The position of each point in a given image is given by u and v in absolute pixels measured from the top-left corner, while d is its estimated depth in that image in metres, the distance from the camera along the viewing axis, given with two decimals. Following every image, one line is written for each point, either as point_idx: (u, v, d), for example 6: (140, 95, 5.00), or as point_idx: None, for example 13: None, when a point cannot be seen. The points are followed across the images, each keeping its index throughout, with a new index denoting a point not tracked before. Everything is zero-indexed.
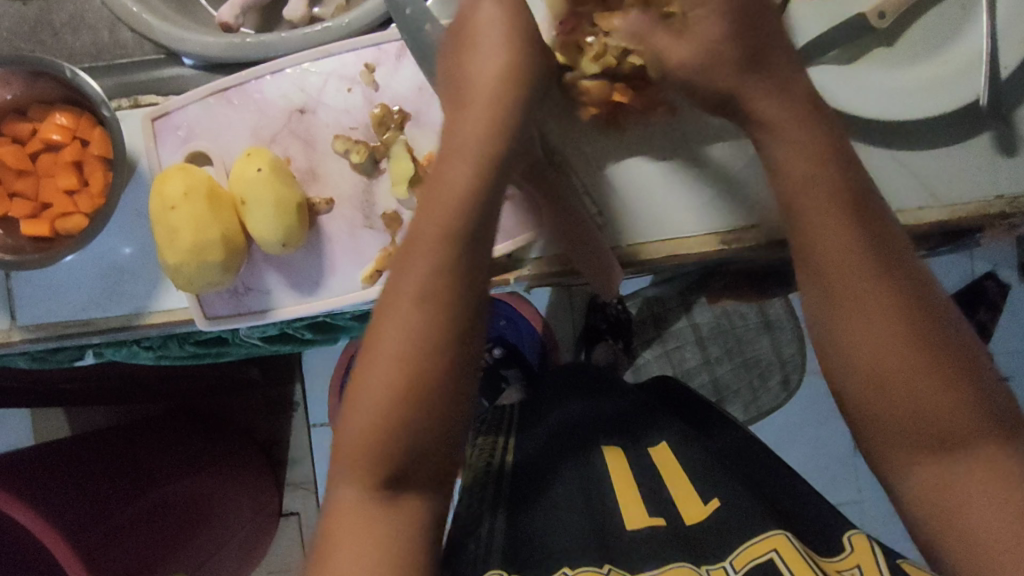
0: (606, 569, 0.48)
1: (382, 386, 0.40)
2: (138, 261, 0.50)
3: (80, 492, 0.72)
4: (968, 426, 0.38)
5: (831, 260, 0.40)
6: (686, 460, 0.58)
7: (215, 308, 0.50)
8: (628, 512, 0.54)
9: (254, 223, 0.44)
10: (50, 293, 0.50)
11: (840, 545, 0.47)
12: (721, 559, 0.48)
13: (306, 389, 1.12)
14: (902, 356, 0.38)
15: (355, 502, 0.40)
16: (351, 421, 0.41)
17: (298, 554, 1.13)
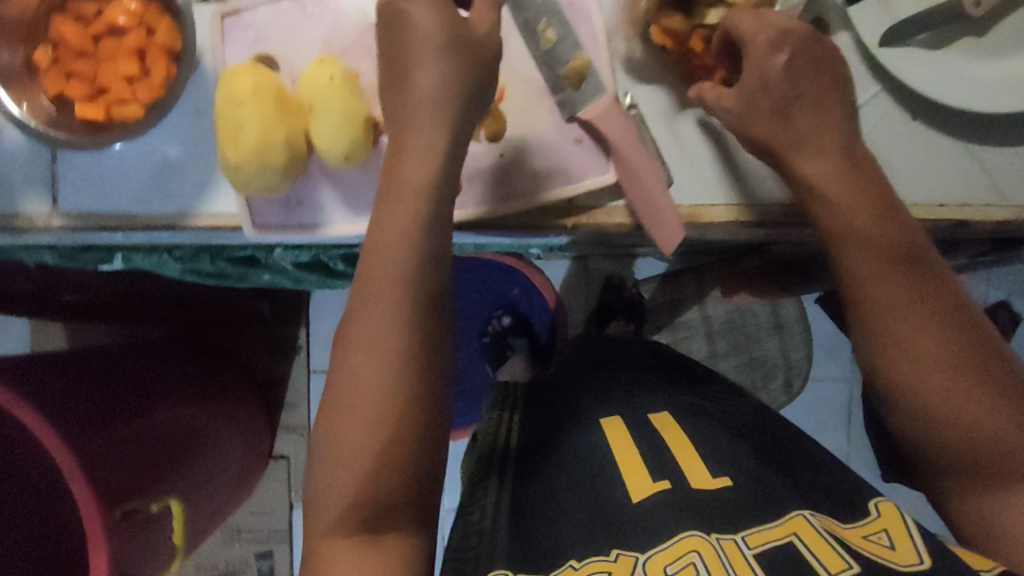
0: (613, 557, 0.47)
1: (366, 346, 0.39)
2: (191, 157, 0.45)
3: (81, 403, 0.70)
4: None
5: (898, 316, 0.41)
6: (690, 430, 0.57)
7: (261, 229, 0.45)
8: (634, 480, 0.53)
9: (318, 134, 0.38)
10: (93, 183, 0.45)
11: (866, 510, 0.48)
12: (734, 532, 0.46)
13: (312, 332, 1.12)
14: (970, 402, 0.40)
15: (372, 452, 0.39)
16: (344, 374, 0.39)
17: (283, 497, 1.12)
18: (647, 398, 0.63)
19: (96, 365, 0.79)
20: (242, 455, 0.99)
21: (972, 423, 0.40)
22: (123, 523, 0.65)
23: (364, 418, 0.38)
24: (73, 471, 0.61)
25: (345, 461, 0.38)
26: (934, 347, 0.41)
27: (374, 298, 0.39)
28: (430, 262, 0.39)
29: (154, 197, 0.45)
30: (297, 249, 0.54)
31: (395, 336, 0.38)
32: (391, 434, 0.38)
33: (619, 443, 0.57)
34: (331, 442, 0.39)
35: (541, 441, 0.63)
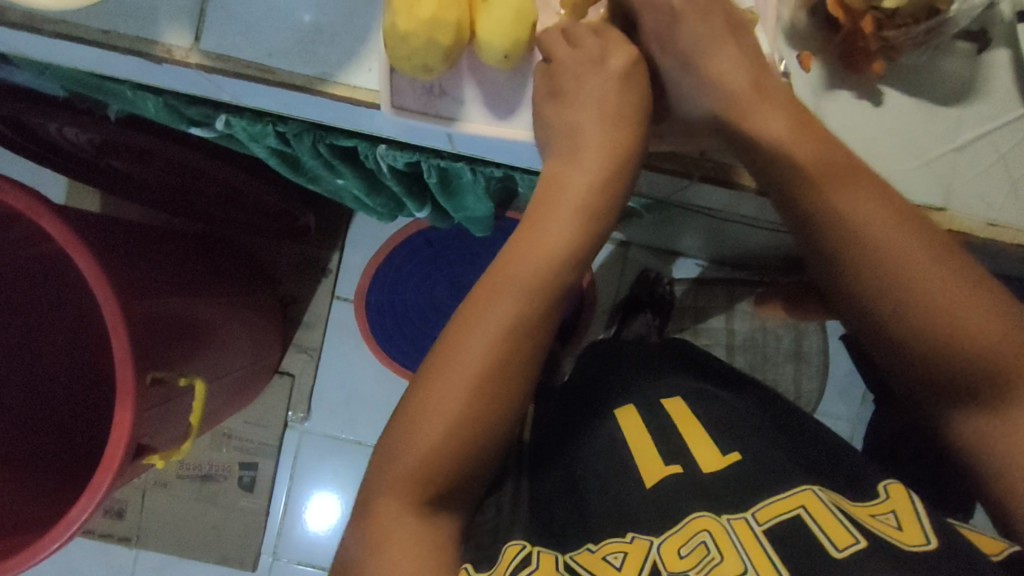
0: (629, 538, 0.47)
1: (500, 318, 0.41)
2: (345, 21, 0.41)
3: (125, 263, 0.68)
4: None
5: (872, 240, 0.40)
6: (700, 415, 0.57)
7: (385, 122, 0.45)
8: (646, 466, 0.54)
9: (486, 28, 0.37)
10: (243, 27, 0.41)
11: (874, 492, 0.47)
12: (743, 511, 0.46)
13: (343, 259, 1.11)
14: (956, 304, 0.39)
15: (464, 406, 0.41)
16: (462, 338, 0.41)
17: (278, 412, 1.12)
18: (661, 379, 0.63)
19: (138, 237, 0.78)
20: (252, 361, 0.98)
21: (967, 333, 0.39)
22: (150, 390, 0.65)
23: (469, 371, 0.41)
24: (117, 325, 0.60)
25: (438, 409, 0.41)
26: (908, 258, 0.40)
27: (523, 264, 0.41)
28: (567, 240, 0.41)
29: (298, 54, 0.41)
30: (398, 151, 0.53)
31: (514, 303, 0.41)
32: (484, 400, 0.41)
33: (633, 430, 0.58)
34: (433, 389, 0.41)
35: (556, 428, 0.63)
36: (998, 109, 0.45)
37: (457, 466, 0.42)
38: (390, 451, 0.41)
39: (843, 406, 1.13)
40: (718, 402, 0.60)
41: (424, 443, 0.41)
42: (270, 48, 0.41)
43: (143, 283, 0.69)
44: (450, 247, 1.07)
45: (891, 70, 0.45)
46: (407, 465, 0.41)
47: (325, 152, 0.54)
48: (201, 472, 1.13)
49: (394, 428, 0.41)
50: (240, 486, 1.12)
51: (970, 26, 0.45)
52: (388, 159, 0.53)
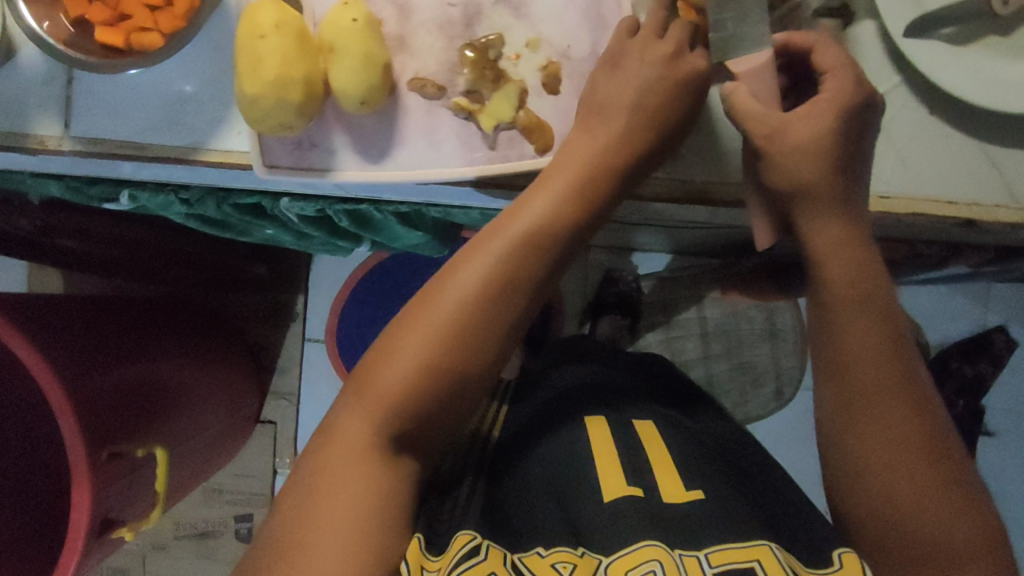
0: (580, 552, 0.47)
1: (458, 295, 0.40)
2: (207, 88, 0.41)
3: (74, 341, 0.69)
4: (953, 537, 0.40)
5: (874, 388, 0.42)
6: (668, 442, 0.58)
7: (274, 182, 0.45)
8: (606, 480, 0.53)
9: (337, 75, 0.38)
10: (109, 108, 0.41)
11: (830, 559, 0.44)
12: (698, 549, 0.45)
13: (308, 301, 1.11)
14: (924, 473, 0.41)
15: (402, 384, 0.40)
16: (422, 314, 0.41)
17: (266, 460, 1.12)
18: (631, 403, 0.65)
19: (94, 309, 0.79)
20: (229, 416, 0.98)
21: (886, 433, 0.42)
22: (108, 465, 0.65)
23: (422, 359, 0.40)
24: (63, 409, 0.61)
25: (389, 373, 0.40)
26: (900, 428, 0.42)
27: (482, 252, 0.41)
28: (535, 246, 0.40)
29: (166, 127, 0.41)
30: (304, 202, 0.53)
31: (480, 284, 0.40)
32: (429, 374, 0.40)
33: (600, 446, 0.57)
34: (384, 359, 0.41)
35: (522, 429, 0.63)
36: (873, 81, 0.45)
37: (376, 487, 0.41)
38: (329, 435, 0.41)
39: None
40: (682, 432, 0.61)
41: (362, 416, 0.40)
42: (140, 125, 0.41)
43: (93, 358, 0.70)
44: (409, 275, 1.07)
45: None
46: (340, 438, 0.40)
47: (232, 211, 0.54)
48: (197, 530, 1.13)
49: (335, 421, 0.41)
50: (238, 539, 1.12)
51: (833, 2, 0.45)
52: (295, 210, 0.54)
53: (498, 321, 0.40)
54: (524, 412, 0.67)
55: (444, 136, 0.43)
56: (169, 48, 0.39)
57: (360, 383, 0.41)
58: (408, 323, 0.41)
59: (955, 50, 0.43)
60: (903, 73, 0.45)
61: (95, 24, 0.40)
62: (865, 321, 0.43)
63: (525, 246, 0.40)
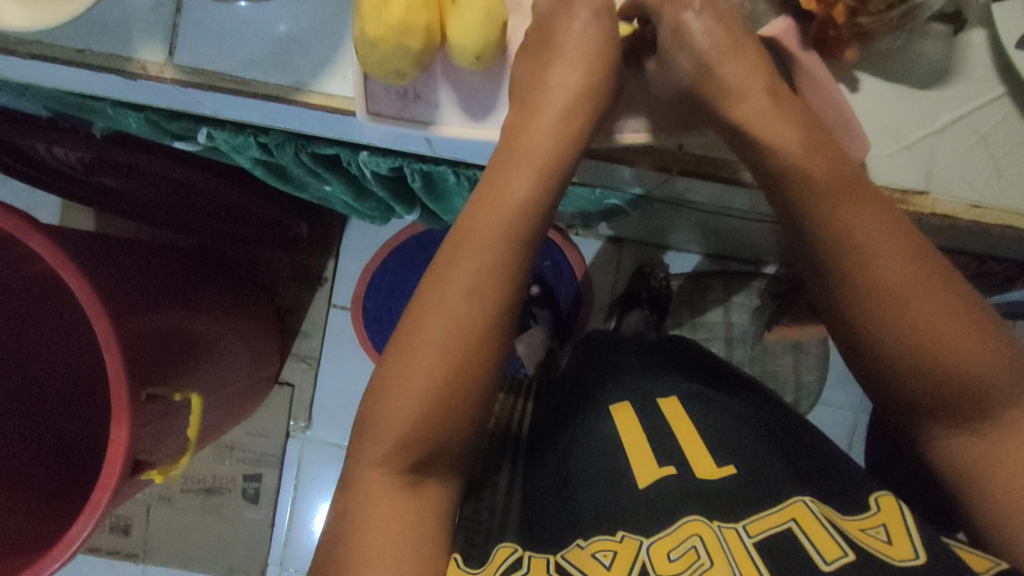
0: (619, 538, 0.47)
1: (489, 226, 0.40)
2: (317, 29, 0.41)
3: (119, 282, 0.69)
4: (994, 381, 0.40)
5: (887, 265, 0.39)
6: (696, 419, 0.57)
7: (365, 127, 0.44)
8: (638, 465, 0.54)
9: (456, 26, 0.37)
10: (217, 40, 0.41)
11: (866, 505, 0.47)
12: (734, 521, 0.46)
13: (339, 267, 1.11)
14: (961, 355, 0.39)
15: (450, 359, 0.40)
16: (454, 248, 0.40)
17: (280, 421, 1.12)
18: (656, 376, 0.64)
19: (131, 253, 0.78)
20: (251, 372, 0.98)
21: (906, 312, 0.39)
22: (146, 406, 0.65)
23: (445, 342, 0.40)
24: (108, 343, 0.61)
25: (428, 340, 0.40)
26: (921, 297, 0.39)
27: (501, 170, 0.40)
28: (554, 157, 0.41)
29: (271, 65, 0.41)
30: (382, 158, 0.52)
31: (506, 198, 0.40)
32: (472, 324, 0.40)
33: (628, 432, 0.57)
34: (423, 320, 0.40)
35: (551, 426, 0.65)
36: (976, 89, 0.45)
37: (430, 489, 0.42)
38: (387, 424, 0.41)
39: (845, 394, 1.12)
40: (713, 406, 0.59)
41: (415, 405, 0.40)
42: (244, 60, 0.41)
43: (134, 299, 0.69)
44: None
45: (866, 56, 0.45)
46: (397, 428, 0.41)
47: (308, 161, 0.54)
48: (206, 485, 1.13)
49: (375, 452, 0.41)
50: (245, 498, 1.13)
51: (947, 7, 0.45)
52: (371, 166, 0.53)
53: (518, 240, 0.40)
54: (550, 410, 0.68)
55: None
56: None
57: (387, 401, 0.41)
58: (417, 316, 0.41)
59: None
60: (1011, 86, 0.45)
61: None
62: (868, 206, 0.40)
63: (528, 206, 0.40)
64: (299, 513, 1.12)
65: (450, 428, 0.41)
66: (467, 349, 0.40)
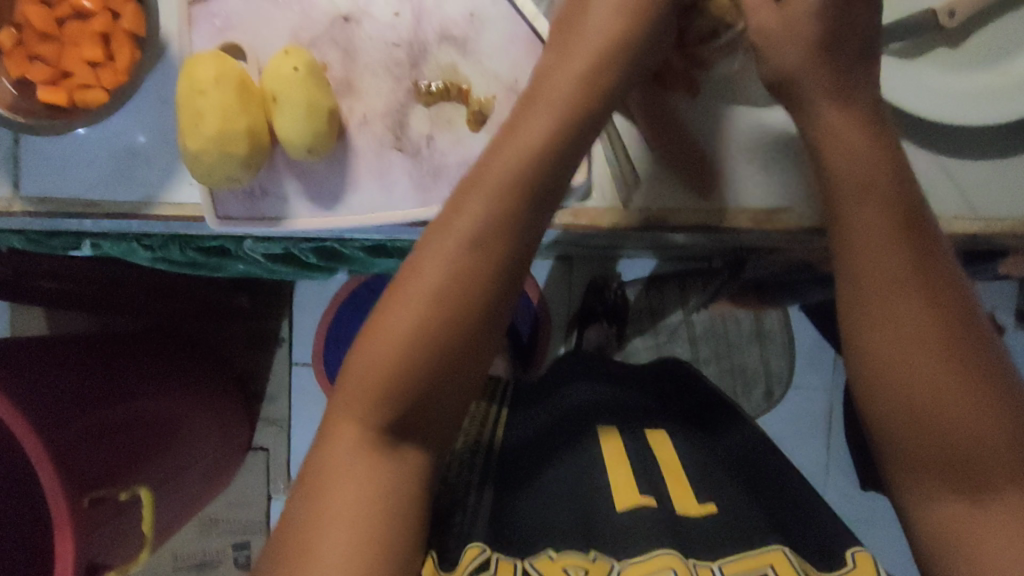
0: (591, 556, 0.46)
1: (447, 273, 0.37)
2: (156, 141, 0.42)
3: (52, 387, 0.69)
4: (994, 448, 0.34)
5: (890, 267, 0.36)
6: (682, 454, 0.58)
7: (227, 207, 0.42)
8: (619, 490, 0.53)
9: (281, 125, 0.37)
10: (58, 166, 0.42)
11: (842, 561, 0.48)
12: (712, 560, 0.47)
13: (294, 325, 1.11)
14: (958, 414, 0.34)
15: (389, 387, 0.37)
16: (403, 286, 0.38)
17: (260, 487, 1.12)
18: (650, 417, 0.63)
19: (72, 351, 0.78)
20: (220, 446, 0.98)
21: (911, 329, 0.35)
22: (90, 511, 0.64)
23: (386, 377, 0.37)
24: (41, 460, 0.61)
25: (372, 370, 0.37)
26: (926, 317, 0.35)
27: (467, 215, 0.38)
28: (519, 205, 0.38)
29: (118, 182, 0.42)
30: (268, 241, 0.52)
31: (466, 245, 0.37)
32: (423, 363, 0.37)
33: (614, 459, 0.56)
34: (371, 352, 0.38)
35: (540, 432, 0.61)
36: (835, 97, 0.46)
37: None
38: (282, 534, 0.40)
39: (816, 374, 1.10)
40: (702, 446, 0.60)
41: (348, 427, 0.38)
42: (89, 181, 0.42)
43: (70, 402, 0.69)
44: None
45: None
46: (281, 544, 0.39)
47: (196, 254, 0.54)
48: (197, 561, 1.13)
49: None
50: (236, 568, 1.12)
51: None
52: (260, 249, 0.53)
53: (484, 298, 0.37)
54: (534, 420, 0.63)
55: (396, 177, 0.44)
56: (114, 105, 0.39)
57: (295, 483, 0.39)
58: (364, 348, 0.38)
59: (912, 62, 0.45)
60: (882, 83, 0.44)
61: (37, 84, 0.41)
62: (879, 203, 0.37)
63: (493, 265, 0.38)
64: None
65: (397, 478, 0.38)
66: (412, 383, 0.37)
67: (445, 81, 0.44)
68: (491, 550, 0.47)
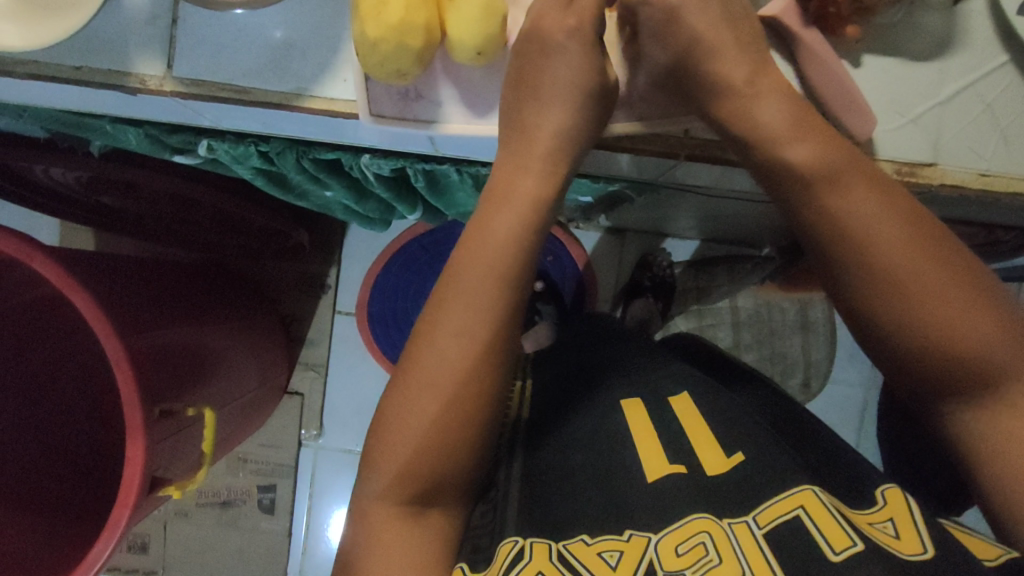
0: (626, 537, 0.48)
1: (482, 266, 0.41)
2: (315, 33, 0.41)
3: (125, 302, 0.68)
4: (1007, 356, 0.40)
5: (883, 231, 0.40)
6: (707, 413, 0.57)
7: (381, 106, 0.41)
8: (648, 460, 0.54)
9: (457, 23, 0.37)
10: (214, 50, 0.41)
11: (874, 498, 0.48)
12: (744, 514, 0.48)
13: (341, 273, 1.10)
14: (982, 342, 0.39)
15: (452, 376, 0.41)
16: (450, 286, 0.42)
17: (292, 431, 1.12)
18: (661, 371, 0.64)
19: (133, 271, 0.77)
20: (261, 384, 0.99)
21: (906, 284, 0.40)
22: (159, 423, 0.64)
23: (446, 360, 0.41)
24: (119, 363, 0.60)
25: (429, 366, 0.41)
26: (918, 262, 0.40)
27: (498, 212, 0.42)
28: (541, 203, 0.42)
29: (272, 72, 0.41)
30: (384, 159, 0.52)
31: (505, 241, 0.41)
32: (477, 349, 0.41)
33: (639, 429, 0.57)
34: (427, 347, 0.42)
35: (551, 407, 0.62)
36: (980, 56, 0.45)
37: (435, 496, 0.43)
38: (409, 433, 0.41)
39: (854, 371, 1.11)
40: (721, 398, 0.60)
41: (415, 417, 0.42)
42: (243, 68, 0.41)
43: (139, 317, 0.68)
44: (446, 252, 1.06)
45: (867, 35, 0.45)
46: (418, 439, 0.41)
47: (309, 166, 0.54)
48: (220, 499, 1.13)
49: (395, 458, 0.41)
50: (260, 509, 1.13)
51: None
52: (373, 167, 0.53)
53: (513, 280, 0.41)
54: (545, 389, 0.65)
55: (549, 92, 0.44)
56: None
57: (422, 398, 0.42)
58: (421, 336, 0.42)
59: None
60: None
61: None
62: (860, 176, 0.41)
63: (520, 232, 0.41)
64: (314, 523, 1.12)
65: (460, 440, 0.42)
66: (464, 376, 0.41)
67: None
68: (524, 538, 0.49)
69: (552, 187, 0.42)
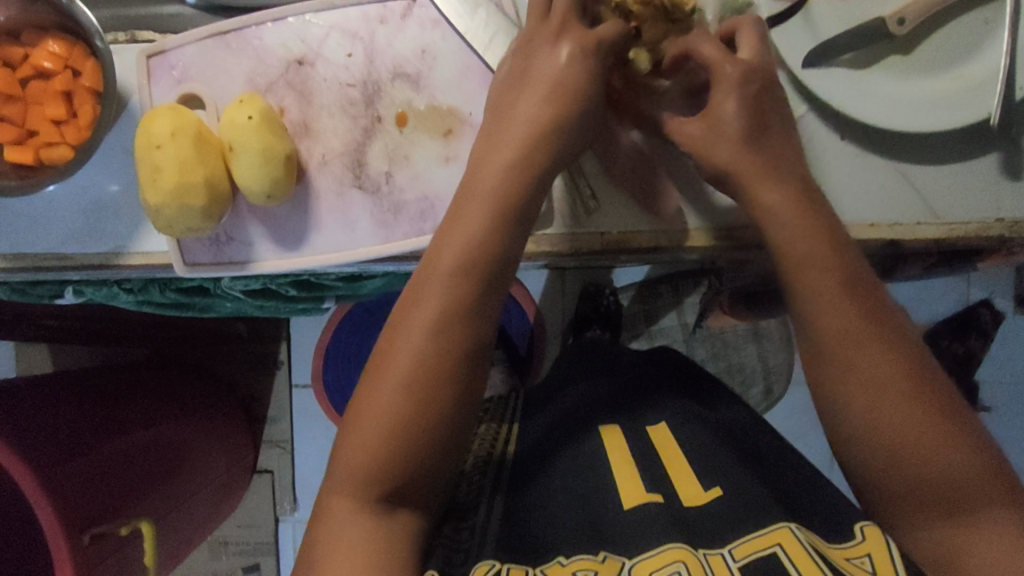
0: (601, 557, 0.41)
1: (435, 298, 0.38)
2: (125, 198, 0.48)
3: (49, 429, 0.69)
4: (969, 478, 0.37)
5: (840, 321, 0.38)
6: (684, 446, 0.51)
7: (195, 255, 0.48)
8: (624, 488, 0.47)
9: (241, 173, 0.43)
10: (32, 223, 0.48)
11: (851, 533, 0.41)
12: (721, 546, 0.41)
13: (292, 348, 1.12)
14: (931, 464, 0.37)
15: (396, 401, 0.37)
16: (407, 309, 0.39)
17: (268, 510, 1.13)
18: (646, 404, 0.57)
19: (66, 390, 0.78)
20: (229, 469, 0.99)
21: (856, 395, 0.38)
22: (92, 548, 0.64)
23: (392, 386, 0.38)
24: (39, 500, 0.61)
25: (386, 381, 0.38)
26: (876, 369, 0.37)
27: (449, 240, 0.39)
28: (489, 245, 0.39)
29: (89, 235, 0.48)
30: (246, 278, 0.55)
31: (458, 263, 0.39)
32: (425, 375, 0.38)
33: (617, 456, 0.50)
34: (381, 367, 0.38)
35: (537, 442, 0.54)
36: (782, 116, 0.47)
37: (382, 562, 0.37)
38: None
39: None
40: (701, 420, 0.54)
41: (367, 434, 0.38)
42: (62, 234, 0.48)
43: (66, 442, 0.69)
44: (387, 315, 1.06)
45: None
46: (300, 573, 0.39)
47: (176, 296, 0.57)
48: None
49: None
50: None
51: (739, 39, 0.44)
52: (238, 285, 0.56)
53: (472, 317, 0.39)
54: (539, 424, 0.58)
55: (358, 215, 0.47)
56: (73, 165, 0.42)
57: (334, 485, 0.38)
58: (364, 389, 0.39)
59: (856, 76, 0.45)
60: (844, 98, 0.45)
61: (4, 143, 0.47)
62: (827, 266, 0.38)
63: (467, 261, 0.39)
64: None
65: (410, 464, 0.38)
66: (420, 399, 0.37)
67: (401, 117, 0.47)
68: (501, 561, 0.42)
69: (472, 225, 0.39)
